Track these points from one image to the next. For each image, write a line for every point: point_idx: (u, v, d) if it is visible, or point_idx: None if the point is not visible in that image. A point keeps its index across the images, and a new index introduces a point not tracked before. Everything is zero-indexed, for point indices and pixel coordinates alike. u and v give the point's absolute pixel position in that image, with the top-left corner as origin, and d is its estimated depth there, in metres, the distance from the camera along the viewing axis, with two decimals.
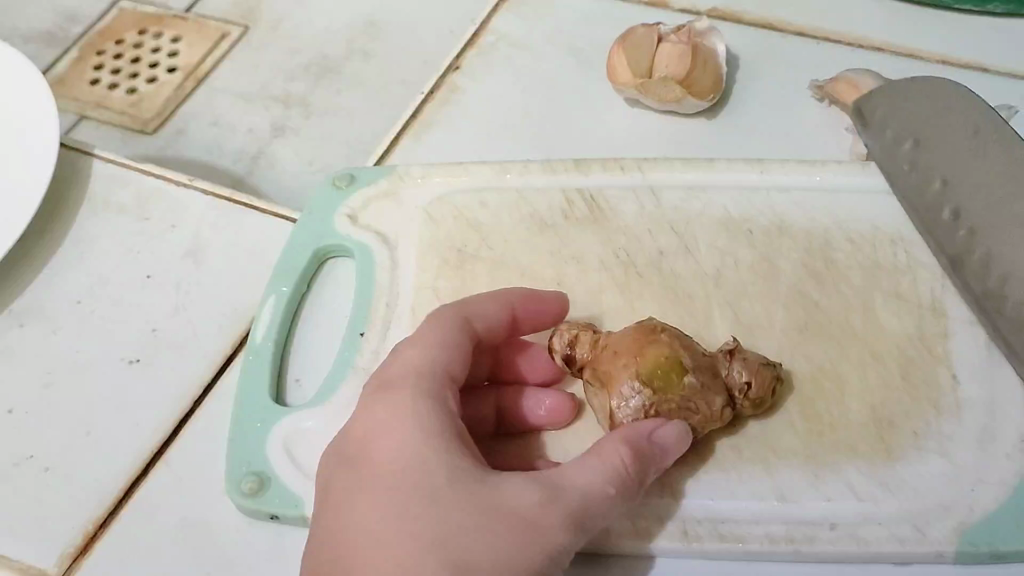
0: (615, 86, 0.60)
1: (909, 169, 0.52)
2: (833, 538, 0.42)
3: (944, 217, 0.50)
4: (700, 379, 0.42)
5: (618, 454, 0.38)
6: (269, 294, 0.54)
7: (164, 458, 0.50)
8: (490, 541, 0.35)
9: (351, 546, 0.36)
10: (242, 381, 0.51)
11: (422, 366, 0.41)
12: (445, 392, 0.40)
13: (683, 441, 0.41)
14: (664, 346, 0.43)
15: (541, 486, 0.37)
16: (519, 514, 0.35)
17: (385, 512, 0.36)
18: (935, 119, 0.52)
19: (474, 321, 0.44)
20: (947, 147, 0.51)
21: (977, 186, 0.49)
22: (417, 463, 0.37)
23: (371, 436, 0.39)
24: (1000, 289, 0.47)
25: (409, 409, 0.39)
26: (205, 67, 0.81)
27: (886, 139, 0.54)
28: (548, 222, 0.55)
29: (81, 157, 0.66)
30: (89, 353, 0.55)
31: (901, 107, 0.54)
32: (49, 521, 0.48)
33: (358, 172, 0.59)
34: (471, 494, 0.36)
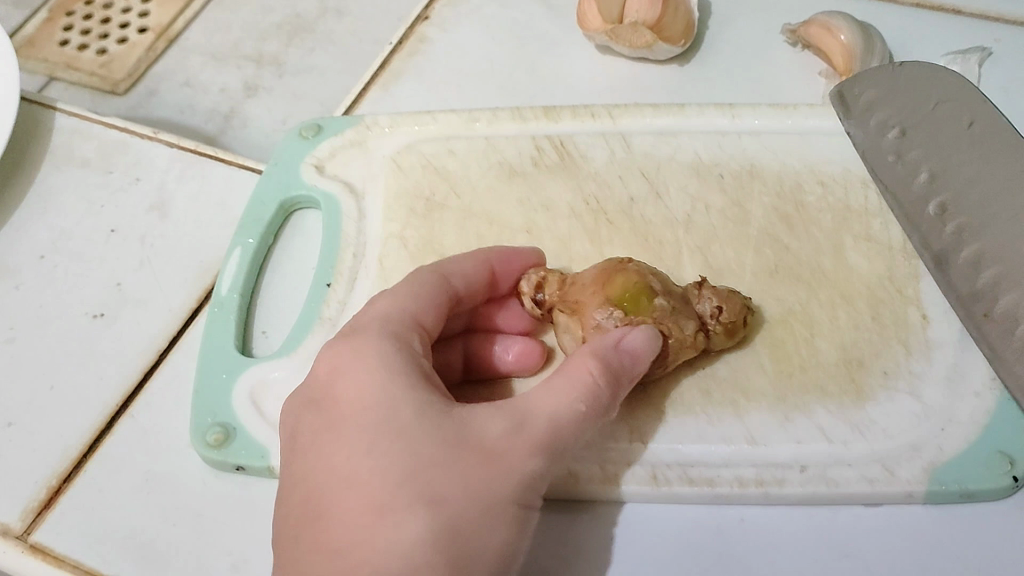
0: (586, 34, 0.60)
1: (894, 161, 0.50)
2: (802, 480, 0.42)
3: (931, 212, 0.48)
4: (670, 303, 0.42)
5: (586, 371, 0.37)
6: (234, 246, 0.53)
7: (128, 411, 0.50)
8: (459, 472, 0.34)
9: (321, 487, 0.36)
10: (208, 334, 0.50)
11: (391, 314, 0.40)
12: (410, 334, 0.40)
13: (649, 343, 0.40)
14: (632, 273, 0.43)
15: (507, 413, 0.36)
16: (486, 444, 0.35)
17: (351, 450, 0.36)
18: (931, 119, 0.51)
19: (454, 278, 0.43)
20: (945, 147, 0.50)
21: (975, 188, 0.48)
22: (381, 399, 0.36)
23: (334, 376, 0.38)
24: (987, 293, 0.45)
25: (372, 348, 0.38)
26: (176, 26, 0.79)
27: (871, 126, 0.52)
28: (518, 169, 0.54)
29: (44, 113, 0.64)
30: (52, 309, 0.54)
31: (890, 93, 0.52)
32: (12, 477, 0.48)
33: (324, 122, 0.58)
34: (435, 428, 0.35)
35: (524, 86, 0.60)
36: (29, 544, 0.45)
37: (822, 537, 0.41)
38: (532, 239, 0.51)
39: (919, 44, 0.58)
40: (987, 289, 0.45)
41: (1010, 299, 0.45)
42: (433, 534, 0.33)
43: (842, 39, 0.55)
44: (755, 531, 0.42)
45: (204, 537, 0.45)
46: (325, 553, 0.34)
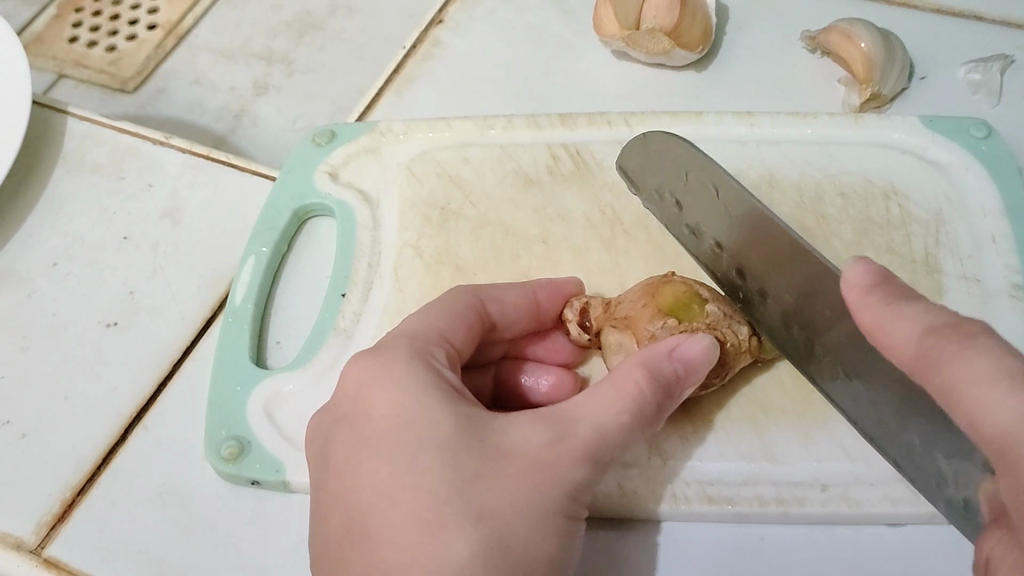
0: (602, 39, 0.59)
1: (686, 232, 0.48)
2: (823, 499, 0.41)
3: (737, 280, 0.46)
4: (721, 309, 0.43)
5: (633, 377, 0.37)
6: (248, 255, 0.53)
7: (142, 422, 0.49)
8: (505, 484, 0.34)
9: (362, 506, 0.35)
10: (223, 345, 0.50)
11: (415, 334, 0.40)
12: (437, 351, 0.39)
13: (707, 353, 0.40)
14: (679, 285, 0.44)
15: (547, 423, 0.36)
16: (530, 454, 0.35)
17: (391, 467, 0.35)
18: (688, 180, 0.48)
19: (490, 304, 0.43)
20: (705, 208, 0.47)
21: (741, 234, 0.46)
22: (417, 414, 0.36)
23: (364, 393, 0.38)
24: (783, 334, 0.43)
25: (403, 364, 0.38)
26: (185, 24, 0.79)
27: (654, 195, 0.50)
28: (533, 178, 0.54)
29: (55, 115, 0.64)
30: (65, 317, 0.54)
31: (652, 164, 0.50)
32: (25, 489, 0.47)
33: (338, 129, 0.57)
34: (476, 443, 0.35)
35: (536, 90, 0.59)
36: (42, 557, 0.45)
37: (843, 558, 0.41)
38: (548, 250, 0.51)
39: (941, 50, 0.57)
40: (781, 322, 0.44)
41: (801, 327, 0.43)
42: (482, 548, 0.33)
43: (863, 47, 0.53)
44: (775, 552, 0.41)
45: (216, 551, 0.45)
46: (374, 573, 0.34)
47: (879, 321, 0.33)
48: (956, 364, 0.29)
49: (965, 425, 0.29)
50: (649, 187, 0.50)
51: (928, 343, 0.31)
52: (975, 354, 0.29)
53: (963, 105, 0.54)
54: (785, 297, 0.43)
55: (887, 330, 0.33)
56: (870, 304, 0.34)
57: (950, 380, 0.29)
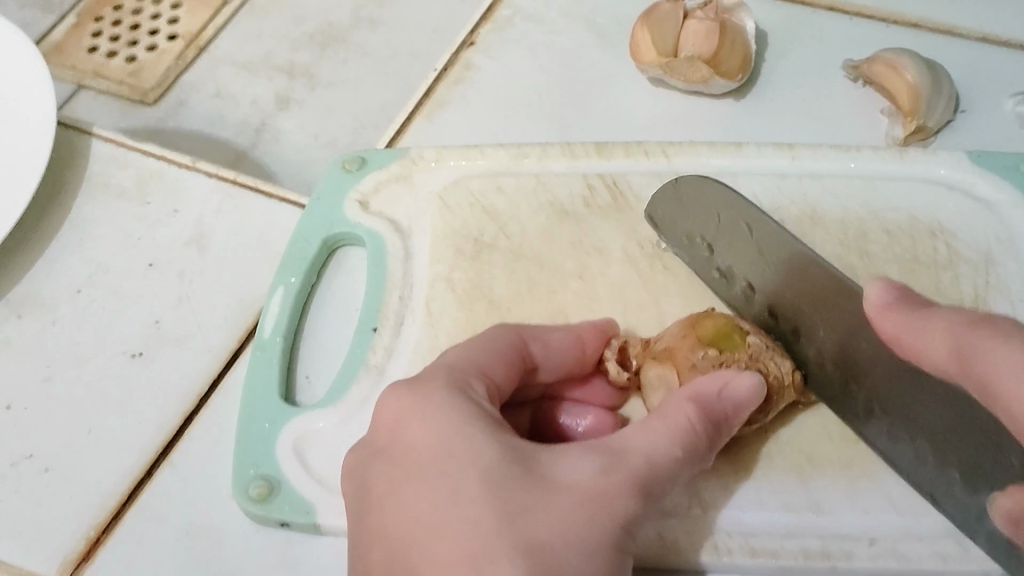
0: (638, 65, 0.58)
1: (717, 277, 0.48)
2: (871, 554, 0.40)
3: (773, 326, 0.46)
4: (763, 343, 0.42)
5: (684, 412, 0.36)
6: (276, 285, 0.52)
7: (168, 458, 0.48)
8: (556, 512, 0.32)
9: (406, 541, 0.33)
10: (251, 379, 0.49)
11: (455, 367, 0.39)
12: (479, 385, 0.38)
13: (756, 388, 0.39)
14: (718, 318, 0.43)
15: (597, 454, 0.34)
16: (581, 483, 0.33)
17: (435, 499, 0.33)
18: (720, 223, 0.48)
19: (531, 343, 0.42)
20: (735, 249, 0.47)
21: (777, 275, 0.46)
22: (461, 444, 0.35)
23: (403, 427, 0.36)
24: (819, 375, 0.44)
25: (445, 398, 0.36)
26: (206, 35, 0.77)
27: (683, 241, 0.49)
28: (569, 210, 0.53)
29: (79, 136, 0.63)
30: (89, 347, 0.53)
31: (681, 210, 0.49)
32: (49, 526, 0.46)
33: (368, 155, 0.56)
34: (525, 474, 0.33)
35: (569, 116, 0.58)
36: None
37: None
38: (585, 285, 0.50)
39: (986, 82, 0.56)
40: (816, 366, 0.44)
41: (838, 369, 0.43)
42: None
43: (909, 79, 0.52)
44: None
45: None
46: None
47: (910, 327, 0.37)
48: (996, 355, 0.32)
49: (1005, 410, 0.32)
50: (681, 232, 0.50)
51: (965, 341, 0.34)
52: (1004, 344, 0.32)
53: (1010, 139, 0.53)
54: (819, 337, 0.44)
55: (918, 335, 0.36)
56: (897, 315, 0.37)
57: (987, 369, 0.32)
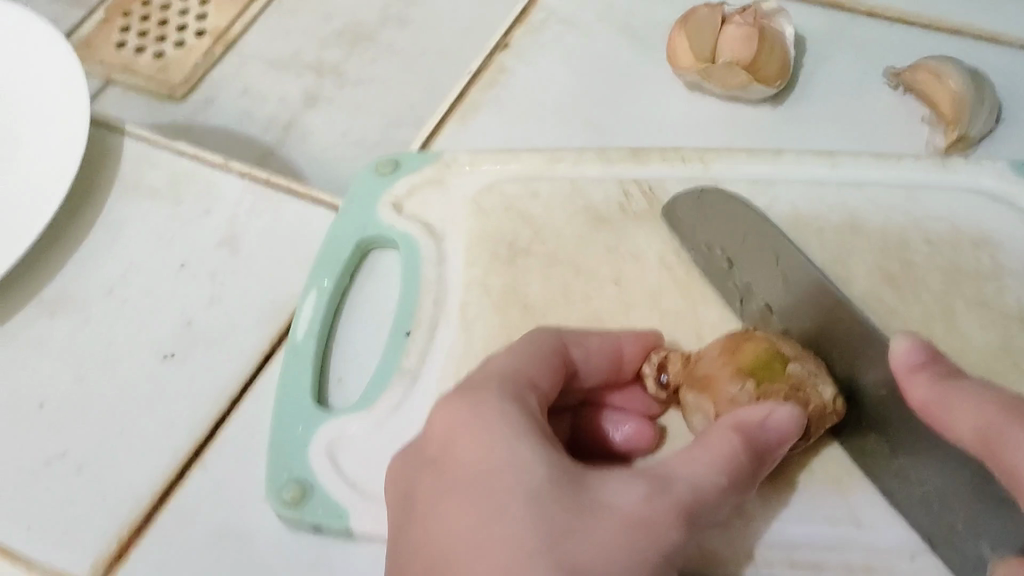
0: (675, 71, 0.57)
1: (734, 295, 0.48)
2: (913, 569, 0.40)
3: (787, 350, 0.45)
4: (804, 369, 0.41)
5: (729, 443, 0.36)
6: (310, 288, 0.51)
7: (201, 460, 0.48)
8: (602, 536, 0.32)
9: (452, 552, 0.33)
10: (285, 381, 0.49)
11: (505, 374, 0.38)
12: (530, 396, 0.38)
13: (797, 420, 0.38)
14: (760, 343, 0.42)
15: (646, 482, 0.34)
16: (629, 509, 0.33)
17: (479, 509, 0.33)
18: (746, 243, 0.48)
19: (573, 348, 0.42)
20: (757, 269, 0.47)
21: (794, 304, 0.45)
22: (508, 456, 0.34)
23: (454, 434, 0.36)
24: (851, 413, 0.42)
25: (497, 407, 0.36)
26: (235, 31, 0.77)
27: (702, 251, 0.49)
28: (605, 216, 0.52)
29: (111, 135, 0.63)
30: (121, 347, 0.53)
31: (704, 221, 0.49)
32: (81, 527, 0.46)
33: (402, 157, 0.56)
34: (575, 495, 0.33)
35: (604, 120, 0.58)
36: None
37: None
38: (621, 292, 0.49)
39: None
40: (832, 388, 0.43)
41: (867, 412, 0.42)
42: None
43: (953, 87, 0.52)
44: None
45: None
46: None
47: (943, 396, 0.36)
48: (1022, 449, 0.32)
49: None
50: (701, 244, 0.49)
51: (994, 424, 0.34)
52: None
53: None
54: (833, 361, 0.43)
55: (947, 406, 0.36)
56: (931, 381, 0.37)
57: (1015, 466, 0.32)
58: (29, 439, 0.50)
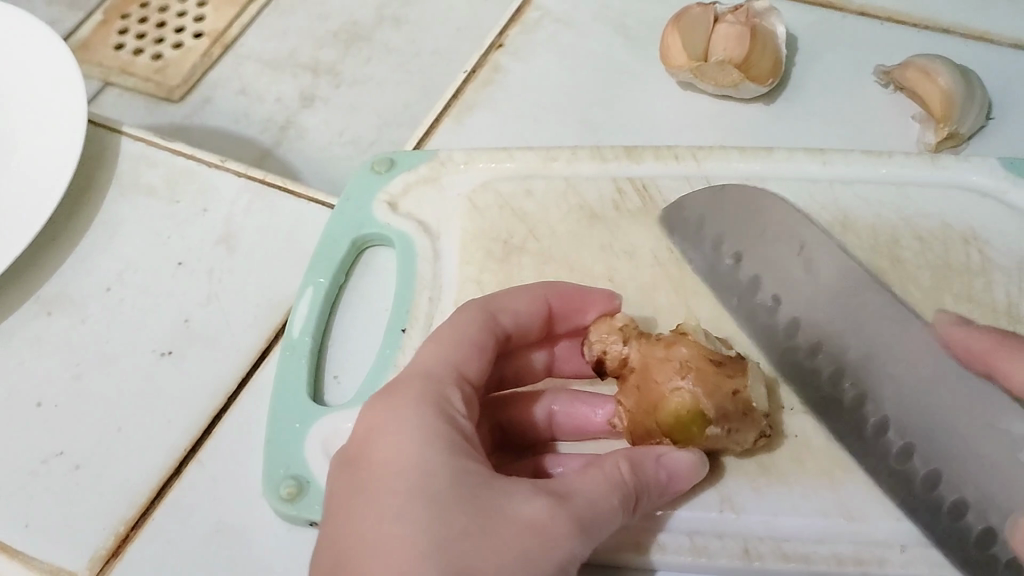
0: (668, 69, 0.58)
1: (742, 291, 0.48)
2: (903, 561, 0.40)
3: (802, 349, 0.46)
4: (725, 427, 0.40)
5: (617, 466, 0.37)
6: (305, 286, 0.52)
7: (197, 456, 0.48)
8: (492, 546, 0.32)
9: (351, 554, 0.33)
10: (281, 376, 0.49)
11: (429, 369, 0.39)
12: (455, 391, 0.38)
13: (694, 467, 0.39)
14: (686, 392, 0.40)
15: (547, 492, 0.35)
16: (523, 519, 0.33)
17: (383, 513, 0.34)
18: (764, 232, 0.49)
19: (501, 317, 0.42)
20: (774, 254, 0.48)
21: (820, 298, 0.46)
22: (419, 462, 0.35)
23: (372, 437, 0.37)
24: (852, 410, 0.43)
25: (415, 410, 0.37)
26: (232, 32, 0.77)
27: (709, 246, 0.50)
28: (598, 212, 0.53)
29: (109, 135, 0.63)
30: (119, 345, 0.53)
31: (718, 213, 0.50)
32: (79, 523, 0.46)
33: (397, 156, 0.56)
34: (473, 502, 0.34)
35: (599, 119, 0.58)
36: None
37: None
38: (613, 288, 0.50)
39: (1020, 88, 0.55)
40: (829, 383, 0.44)
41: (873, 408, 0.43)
42: None
43: (942, 83, 0.52)
44: None
45: None
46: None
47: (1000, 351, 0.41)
48: None
49: None
50: (709, 235, 0.50)
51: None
52: None
53: None
54: (846, 353, 0.45)
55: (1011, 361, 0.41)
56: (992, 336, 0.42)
57: None
58: (26, 435, 0.50)
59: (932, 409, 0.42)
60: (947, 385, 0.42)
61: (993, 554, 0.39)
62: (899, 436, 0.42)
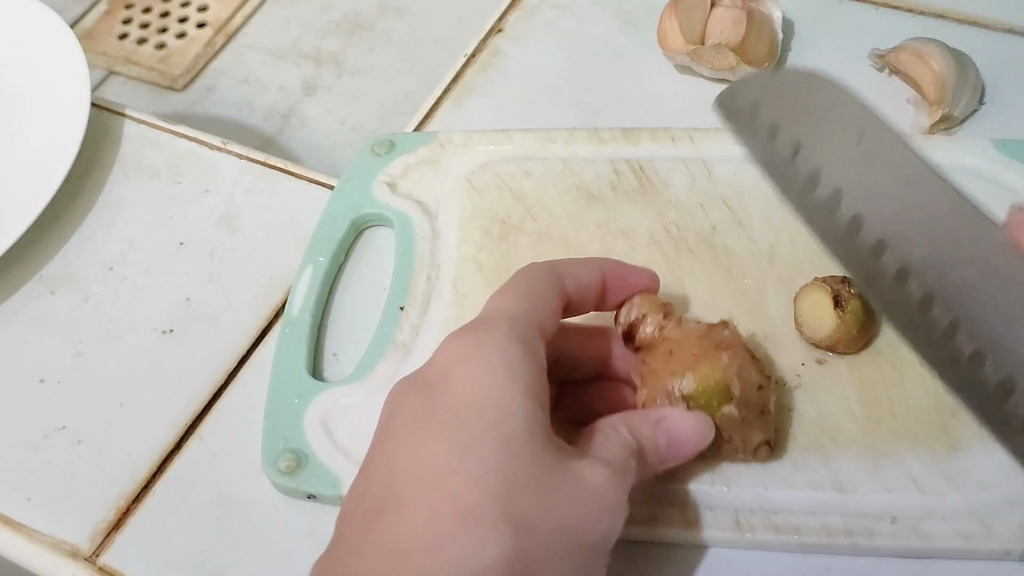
0: (666, 54, 0.59)
1: (799, 176, 0.49)
2: (893, 532, 0.41)
3: (868, 251, 0.46)
4: (741, 414, 0.40)
5: (648, 440, 0.38)
6: (306, 265, 0.52)
7: (198, 431, 0.49)
8: (551, 501, 0.33)
9: (411, 473, 0.33)
10: (281, 354, 0.50)
11: (511, 313, 0.39)
12: (536, 339, 0.38)
13: (701, 436, 0.39)
14: (717, 365, 0.41)
15: (594, 460, 0.35)
16: (577, 484, 0.34)
17: (452, 441, 0.33)
18: (865, 135, 0.47)
19: (567, 281, 0.42)
20: (833, 141, 0.48)
21: (874, 192, 0.46)
22: (496, 400, 0.34)
23: (452, 368, 0.36)
24: (927, 315, 0.43)
25: (499, 348, 0.36)
26: (235, 22, 0.78)
27: (760, 134, 0.50)
28: (596, 193, 0.53)
29: (113, 119, 0.64)
30: (121, 323, 0.54)
31: (802, 99, 0.49)
32: (80, 495, 0.47)
33: (398, 138, 0.57)
34: (540, 452, 0.34)
35: (597, 103, 0.59)
36: (98, 565, 0.45)
37: None
38: None
39: (1013, 75, 0.56)
40: (919, 308, 0.44)
41: (945, 312, 0.43)
42: (510, 557, 0.31)
43: (937, 69, 0.53)
44: None
45: (275, 567, 0.44)
46: (390, 542, 0.31)
47: None
48: None
49: None
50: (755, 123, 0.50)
51: None
52: None
53: None
54: (915, 255, 0.44)
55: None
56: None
57: None
58: (30, 411, 0.51)
59: (1007, 311, 0.42)
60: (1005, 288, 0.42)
61: None
62: (970, 339, 0.42)
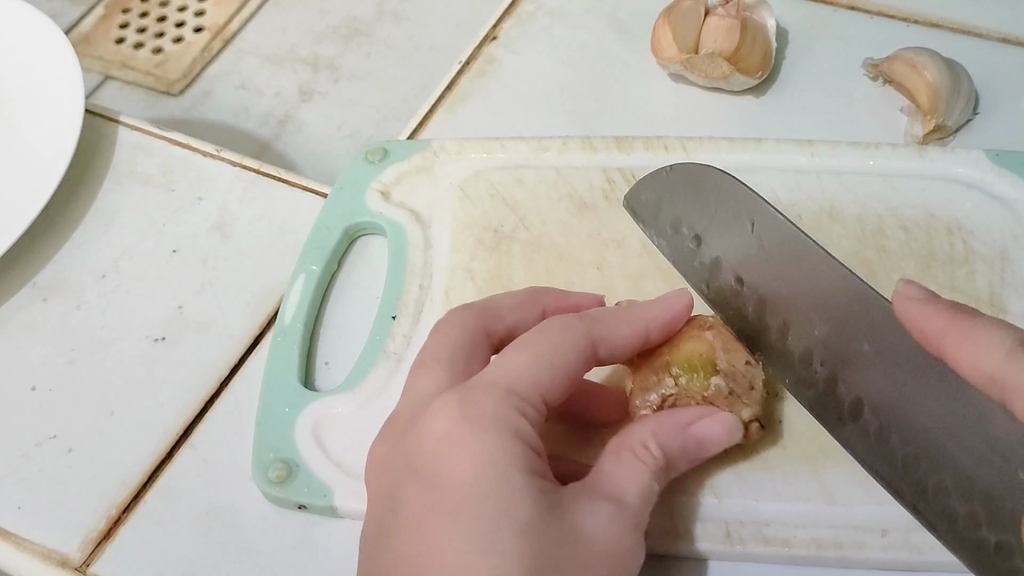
0: (660, 62, 0.58)
1: (698, 267, 0.49)
2: (882, 545, 0.41)
3: (772, 337, 0.46)
4: (729, 386, 0.41)
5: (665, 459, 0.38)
6: (298, 274, 0.52)
7: (189, 440, 0.49)
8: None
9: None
10: (272, 364, 0.49)
11: (496, 377, 0.37)
12: (523, 400, 0.37)
13: (730, 432, 0.39)
14: (701, 342, 0.42)
15: (604, 503, 0.35)
16: (596, 542, 0.34)
17: (466, 538, 0.33)
18: (752, 230, 0.48)
19: (600, 348, 0.40)
20: (730, 238, 0.49)
21: (769, 275, 0.47)
22: (497, 486, 0.34)
23: (443, 448, 0.35)
24: (829, 395, 0.44)
25: (489, 424, 0.35)
26: (232, 27, 0.78)
27: (665, 230, 0.50)
28: (588, 203, 0.53)
29: (107, 125, 0.64)
30: (113, 331, 0.54)
31: (694, 198, 0.50)
32: (69, 504, 0.47)
33: (391, 146, 0.57)
34: (553, 526, 0.33)
35: (591, 112, 0.59)
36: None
37: None
38: (602, 276, 0.50)
39: (1007, 85, 0.56)
40: (824, 389, 0.44)
41: (849, 391, 0.43)
42: None
43: (929, 78, 0.53)
44: None
45: None
46: None
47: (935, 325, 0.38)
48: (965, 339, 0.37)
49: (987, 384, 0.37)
50: (658, 219, 0.51)
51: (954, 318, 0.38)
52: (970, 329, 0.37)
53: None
54: (814, 337, 0.45)
55: (967, 342, 0.37)
56: (944, 315, 0.38)
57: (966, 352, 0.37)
58: (21, 418, 0.50)
59: (903, 386, 0.43)
60: (915, 366, 0.43)
61: (982, 536, 0.39)
62: (875, 416, 0.42)
